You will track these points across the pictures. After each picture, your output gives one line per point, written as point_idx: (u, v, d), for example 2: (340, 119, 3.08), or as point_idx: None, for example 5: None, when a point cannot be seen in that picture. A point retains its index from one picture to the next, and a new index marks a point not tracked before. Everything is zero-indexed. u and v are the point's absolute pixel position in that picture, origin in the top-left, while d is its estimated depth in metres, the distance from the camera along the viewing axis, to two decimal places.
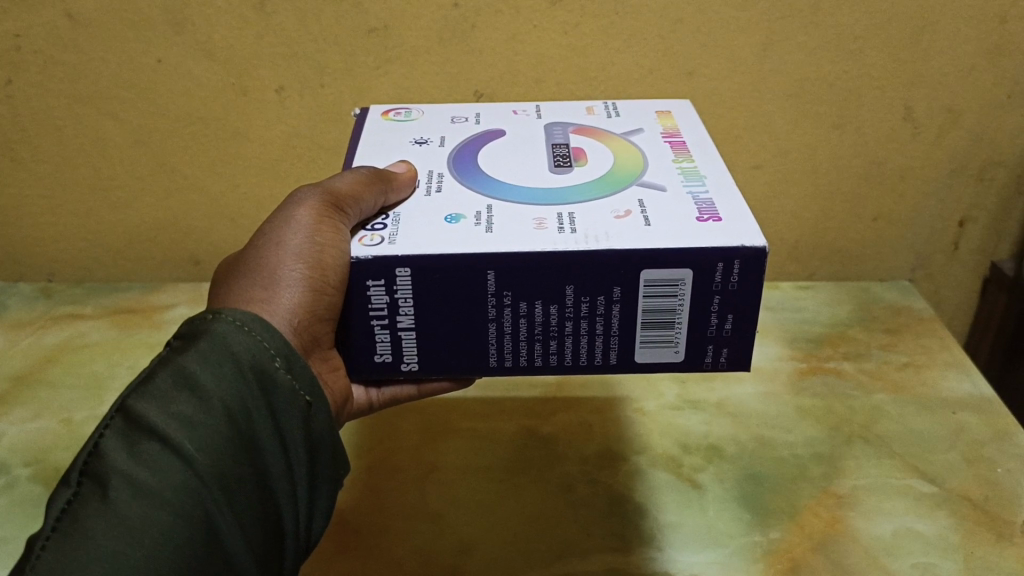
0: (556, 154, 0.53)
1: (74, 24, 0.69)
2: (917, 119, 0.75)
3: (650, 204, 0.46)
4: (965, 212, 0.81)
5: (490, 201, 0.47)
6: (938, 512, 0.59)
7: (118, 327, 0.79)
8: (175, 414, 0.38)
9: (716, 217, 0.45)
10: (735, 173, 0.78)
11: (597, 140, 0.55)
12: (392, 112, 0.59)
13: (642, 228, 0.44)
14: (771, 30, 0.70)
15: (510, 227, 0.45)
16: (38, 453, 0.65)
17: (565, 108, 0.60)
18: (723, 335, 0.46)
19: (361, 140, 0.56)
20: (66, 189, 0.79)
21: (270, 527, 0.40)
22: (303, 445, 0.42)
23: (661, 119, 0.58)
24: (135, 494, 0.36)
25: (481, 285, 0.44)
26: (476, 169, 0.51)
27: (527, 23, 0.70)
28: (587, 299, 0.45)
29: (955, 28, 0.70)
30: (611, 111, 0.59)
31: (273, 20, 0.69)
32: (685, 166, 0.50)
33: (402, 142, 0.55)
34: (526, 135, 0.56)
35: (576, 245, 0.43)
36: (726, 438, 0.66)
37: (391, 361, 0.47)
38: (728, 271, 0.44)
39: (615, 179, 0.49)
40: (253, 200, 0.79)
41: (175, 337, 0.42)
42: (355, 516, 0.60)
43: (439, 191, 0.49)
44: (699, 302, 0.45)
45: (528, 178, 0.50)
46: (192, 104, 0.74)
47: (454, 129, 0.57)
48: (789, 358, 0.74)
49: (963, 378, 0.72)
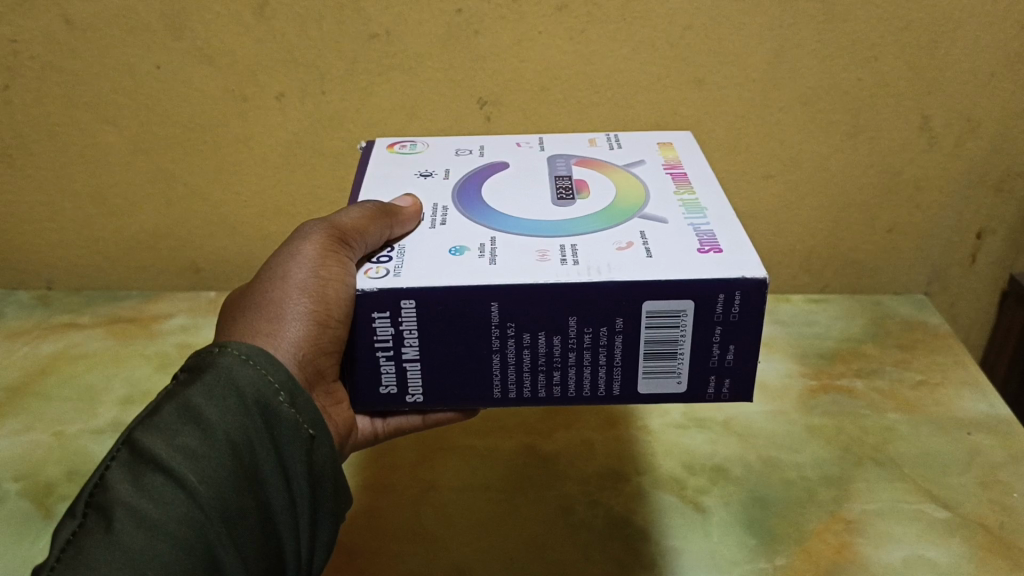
0: (558, 187, 0.51)
1: (71, 30, 0.68)
2: (935, 129, 0.73)
3: (652, 236, 0.45)
4: (983, 224, 0.78)
5: (493, 233, 0.46)
6: (951, 539, 0.57)
7: (115, 336, 0.78)
8: (180, 447, 0.37)
9: (717, 248, 0.43)
10: (745, 183, 0.76)
11: (599, 172, 0.53)
12: (397, 144, 0.58)
13: (644, 260, 0.43)
14: (784, 36, 0.68)
15: (514, 260, 0.43)
16: (28, 467, 0.64)
17: (568, 139, 0.59)
18: (726, 365, 0.44)
19: (366, 172, 0.55)
20: (64, 197, 0.78)
21: (272, 559, 0.39)
22: (307, 478, 0.41)
23: (663, 151, 0.56)
24: (138, 525, 0.35)
25: (484, 317, 0.43)
26: (480, 201, 0.50)
27: (532, 29, 0.68)
28: (590, 329, 0.43)
29: (974, 34, 0.68)
30: (613, 143, 0.58)
31: (272, 26, 0.68)
32: (686, 199, 0.49)
33: (408, 174, 0.54)
34: (530, 168, 0.54)
35: (575, 276, 0.41)
36: (730, 458, 0.64)
37: (396, 393, 0.45)
38: (729, 303, 0.42)
39: (618, 211, 0.48)
40: (252, 208, 0.78)
41: (182, 370, 0.40)
42: (346, 538, 0.58)
43: (444, 224, 0.47)
44: (700, 335, 0.43)
45: (528, 210, 0.48)
46: (190, 111, 0.72)
47: (459, 161, 0.55)
48: (799, 376, 0.72)
49: (979, 397, 0.69)
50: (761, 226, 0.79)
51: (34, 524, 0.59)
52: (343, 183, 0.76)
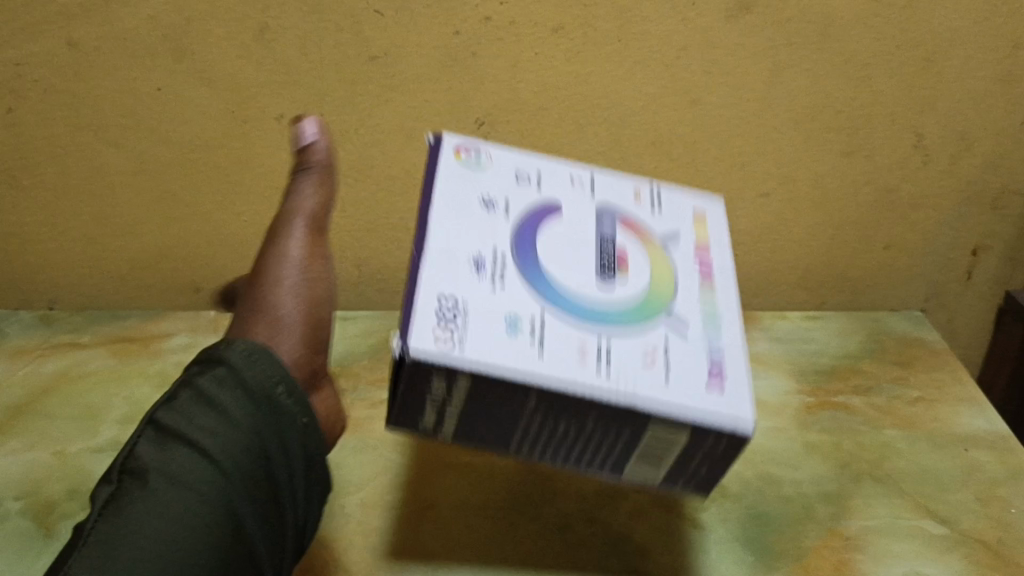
0: (604, 252, 0.53)
1: (74, 53, 0.69)
2: (929, 147, 0.74)
3: (672, 348, 0.50)
4: (979, 241, 0.79)
5: (542, 308, 0.49)
6: (949, 556, 0.57)
7: (115, 355, 0.78)
8: (200, 426, 0.48)
9: (722, 382, 0.49)
10: (741, 201, 0.77)
11: (641, 244, 0.55)
12: (465, 149, 0.56)
13: (661, 384, 0.48)
14: (779, 57, 0.69)
15: (558, 348, 0.47)
16: (30, 487, 0.64)
17: (616, 182, 0.59)
18: (715, 453, 0.49)
19: (432, 184, 0.53)
20: (65, 217, 0.78)
21: (268, 521, 0.49)
22: (256, 467, 0.48)
23: (697, 226, 0.59)
24: (170, 485, 0.46)
25: (523, 396, 0.47)
26: (533, 253, 0.52)
27: (528, 50, 0.69)
28: (606, 430, 0.49)
29: (968, 54, 0.69)
30: (655, 201, 0.59)
31: (271, 48, 0.69)
32: (708, 306, 0.53)
33: (472, 200, 0.53)
34: (580, 216, 0.55)
35: (606, 392, 0.46)
36: (729, 474, 0.64)
37: (431, 429, 0.50)
38: (721, 433, 0.48)
39: (652, 307, 0.52)
40: (254, 227, 0.78)
41: (196, 363, 0.52)
42: (347, 556, 0.57)
43: (503, 288, 0.49)
44: (705, 437, 0.48)
45: (578, 284, 0.51)
46: (192, 132, 0.73)
47: (518, 192, 0.55)
48: (796, 392, 0.72)
49: (977, 413, 0.70)
50: (757, 243, 0.79)
51: (36, 543, 0.59)
52: (344, 202, 0.76)
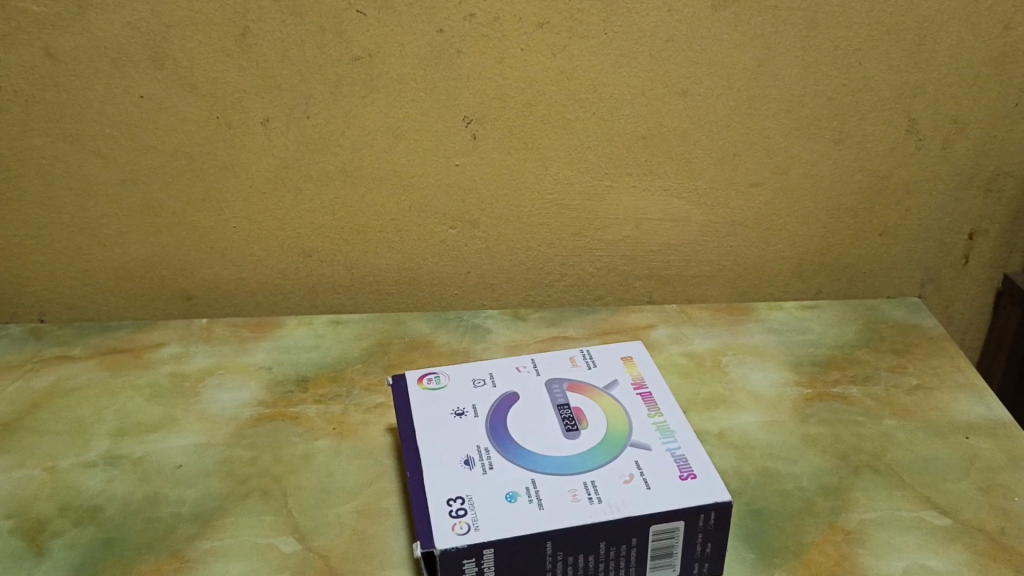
0: (563, 419, 0.60)
1: (53, 62, 0.68)
2: (921, 132, 0.74)
3: (645, 466, 0.55)
4: (974, 224, 0.79)
5: (532, 475, 0.55)
6: (952, 547, 0.57)
7: (106, 367, 0.75)
8: None
9: (692, 474, 0.54)
10: (735, 192, 0.76)
11: (590, 399, 0.62)
12: (425, 378, 0.64)
13: (645, 492, 0.53)
14: (767, 44, 0.69)
15: (557, 504, 0.52)
16: (18, 505, 0.61)
17: (553, 356, 0.67)
18: (708, 527, 0.53)
19: (405, 416, 0.61)
20: (50, 230, 0.76)
21: None
22: None
23: (627, 367, 0.66)
24: None
25: (541, 551, 0.51)
26: (510, 440, 0.58)
27: (515, 46, 0.68)
28: (613, 547, 0.52)
29: (957, 37, 0.69)
30: (589, 360, 0.67)
31: (254, 52, 0.68)
32: (658, 422, 0.60)
33: (444, 415, 0.61)
34: (533, 396, 0.63)
35: (604, 515, 0.51)
36: (727, 470, 0.63)
37: None
38: (706, 519, 0.53)
39: (612, 441, 0.58)
40: (242, 234, 0.77)
41: None
42: (342, 566, 0.56)
43: (492, 467, 0.56)
44: (689, 531, 0.53)
45: (552, 450, 0.57)
46: (176, 139, 0.72)
47: (479, 394, 0.63)
48: (793, 384, 0.71)
49: (975, 399, 0.69)
50: (751, 234, 0.78)
51: (24, 563, 0.57)
52: (332, 205, 0.75)
